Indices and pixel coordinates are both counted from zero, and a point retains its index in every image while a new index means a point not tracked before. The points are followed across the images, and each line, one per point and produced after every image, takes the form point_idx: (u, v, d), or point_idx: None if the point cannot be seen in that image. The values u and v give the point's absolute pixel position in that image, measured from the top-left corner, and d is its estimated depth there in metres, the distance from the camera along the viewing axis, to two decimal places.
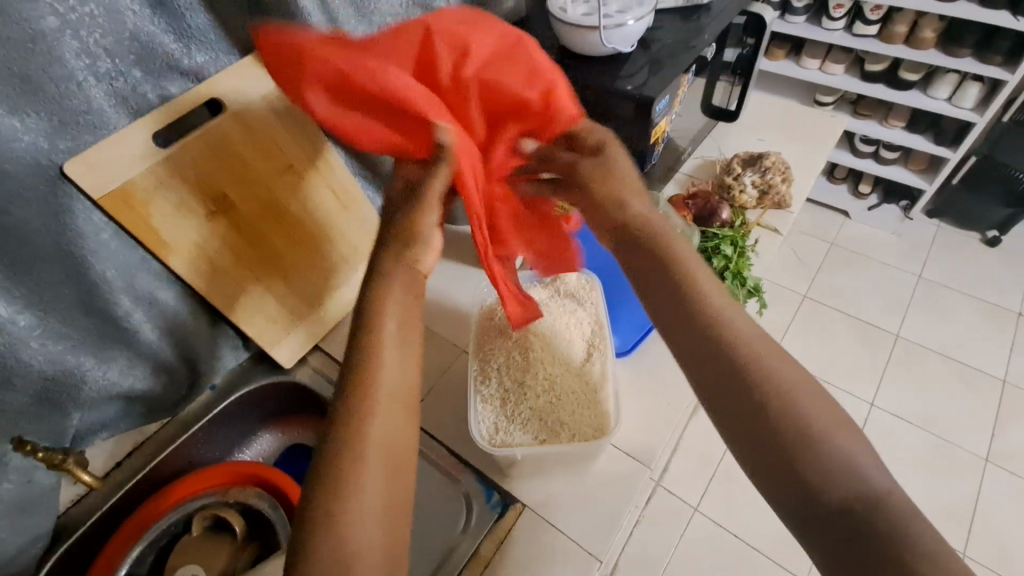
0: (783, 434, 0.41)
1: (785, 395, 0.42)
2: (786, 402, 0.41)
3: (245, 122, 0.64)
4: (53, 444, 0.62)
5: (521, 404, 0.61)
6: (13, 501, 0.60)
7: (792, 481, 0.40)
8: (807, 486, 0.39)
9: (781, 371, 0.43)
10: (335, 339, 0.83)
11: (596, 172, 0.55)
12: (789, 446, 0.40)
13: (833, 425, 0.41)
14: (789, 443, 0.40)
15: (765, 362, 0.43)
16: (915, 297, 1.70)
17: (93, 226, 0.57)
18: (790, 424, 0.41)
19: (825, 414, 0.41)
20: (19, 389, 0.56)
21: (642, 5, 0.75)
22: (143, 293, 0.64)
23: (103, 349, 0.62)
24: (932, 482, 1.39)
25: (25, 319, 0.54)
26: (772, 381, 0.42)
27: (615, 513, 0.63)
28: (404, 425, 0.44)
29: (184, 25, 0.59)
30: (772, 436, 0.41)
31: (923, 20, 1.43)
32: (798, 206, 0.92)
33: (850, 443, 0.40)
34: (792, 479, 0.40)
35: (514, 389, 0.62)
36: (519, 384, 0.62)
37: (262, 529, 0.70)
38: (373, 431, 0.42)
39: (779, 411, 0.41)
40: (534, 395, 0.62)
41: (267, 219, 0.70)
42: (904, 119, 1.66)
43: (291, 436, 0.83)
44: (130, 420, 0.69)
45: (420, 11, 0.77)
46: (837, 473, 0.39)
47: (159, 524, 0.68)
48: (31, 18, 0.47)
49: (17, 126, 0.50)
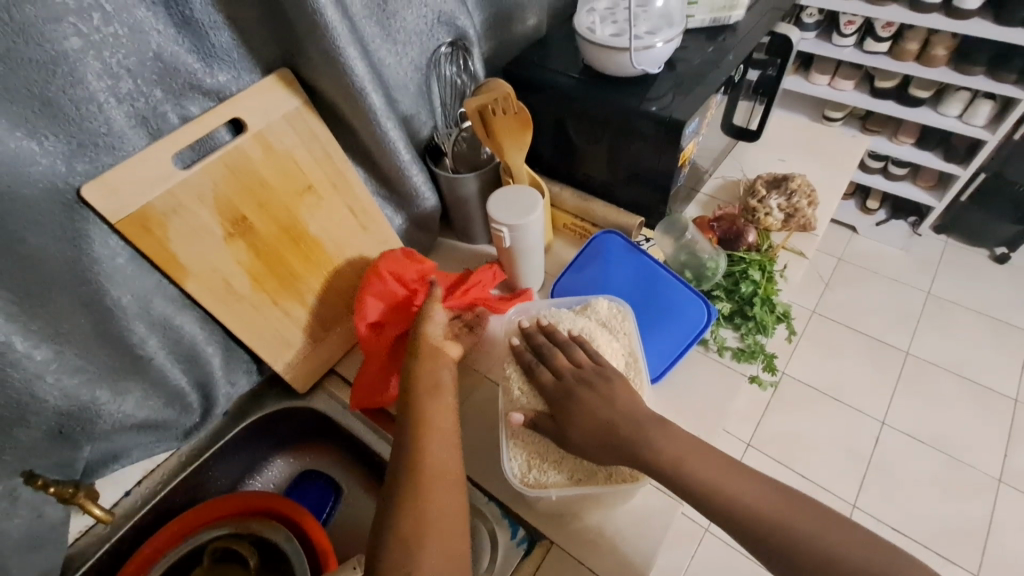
0: (784, 550, 0.47)
1: (768, 522, 0.49)
2: (779, 524, 0.48)
3: (265, 141, 0.63)
4: (63, 477, 0.59)
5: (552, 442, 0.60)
6: (20, 538, 0.57)
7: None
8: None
9: (750, 501, 0.50)
10: (351, 363, 0.80)
11: (572, 398, 0.58)
12: (792, 554, 0.47)
13: (816, 526, 0.48)
14: (793, 553, 0.47)
15: (731, 492, 0.50)
16: (924, 313, 1.69)
17: (108, 251, 0.55)
18: None
19: (795, 517, 0.48)
20: (34, 425, 0.54)
21: (671, 26, 0.74)
22: (159, 318, 0.61)
23: (119, 379, 0.60)
24: (945, 503, 1.37)
25: (42, 352, 0.52)
26: (748, 508, 0.50)
27: (648, 553, 0.60)
28: (454, 461, 0.54)
29: (208, 45, 0.57)
30: (777, 555, 0.48)
31: (935, 38, 1.43)
32: (823, 227, 0.90)
33: (828, 533, 0.47)
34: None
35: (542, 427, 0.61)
36: None
37: (274, 562, 0.67)
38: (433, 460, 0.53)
39: (780, 542, 0.48)
40: None
41: (286, 242, 0.68)
42: (913, 136, 1.66)
43: (305, 461, 0.81)
44: (143, 451, 0.66)
45: (444, 29, 0.76)
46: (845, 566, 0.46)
47: (168, 557, 0.65)
48: (53, 39, 0.45)
49: (35, 149, 0.48)
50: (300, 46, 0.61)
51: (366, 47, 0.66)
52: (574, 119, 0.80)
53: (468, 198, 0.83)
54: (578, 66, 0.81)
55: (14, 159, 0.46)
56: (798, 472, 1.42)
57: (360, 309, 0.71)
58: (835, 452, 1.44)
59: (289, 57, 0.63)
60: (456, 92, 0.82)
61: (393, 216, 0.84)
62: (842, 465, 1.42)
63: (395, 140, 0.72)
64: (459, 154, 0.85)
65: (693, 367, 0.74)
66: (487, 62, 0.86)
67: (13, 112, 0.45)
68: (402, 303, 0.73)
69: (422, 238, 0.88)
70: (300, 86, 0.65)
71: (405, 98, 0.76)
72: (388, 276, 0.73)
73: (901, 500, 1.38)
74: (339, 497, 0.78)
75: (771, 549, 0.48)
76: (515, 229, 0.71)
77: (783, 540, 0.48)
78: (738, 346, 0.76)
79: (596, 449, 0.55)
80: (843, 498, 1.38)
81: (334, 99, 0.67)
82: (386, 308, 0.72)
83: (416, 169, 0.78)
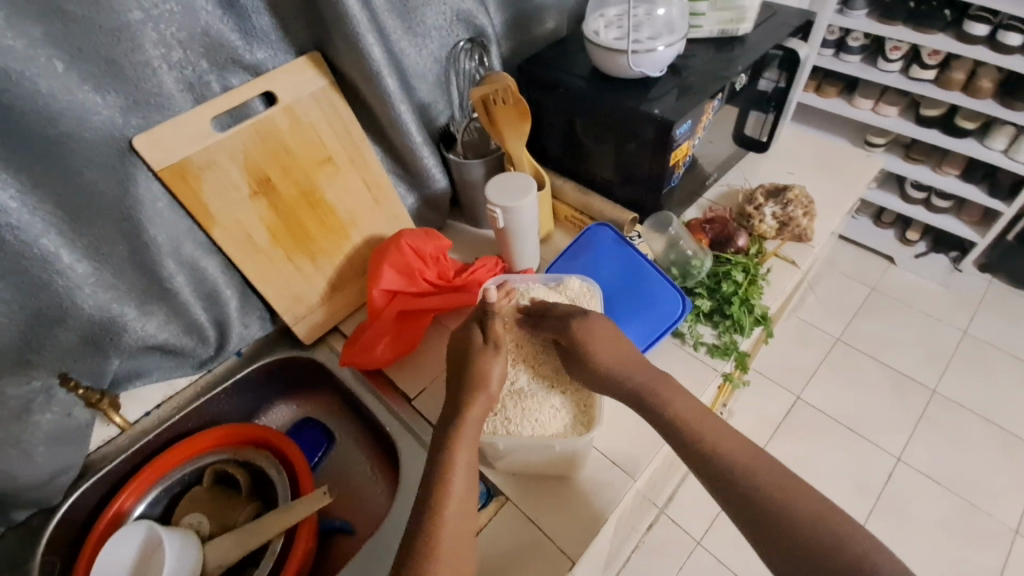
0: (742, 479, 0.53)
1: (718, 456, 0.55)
2: (739, 467, 0.54)
3: (293, 114, 0.71)
4: (93, 383, 0.70)
5: (504, 411, 0.63)
6: (52, 431, 0.67)
7: (789, 553, 0.49)
8: (798, 556, 0.49)
9: (721, 446, 0.55)
10: (354, 324, 0.87)
11: (584, 325, 0.63)
12: (738, 479, 0.53)
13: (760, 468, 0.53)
14: (745, 491, 0.52)
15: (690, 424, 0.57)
16: (956, 353, 1.62)
17: (151, 194, 0.64)
18: (779, 522, 0.50)
19: (747, 459, 0.54)
20: (70, 329, 0.65)
21: (673, 33, 0.78)
22: (187, 259, 0.70)
23: (145, 302, 0.69)
24: (959, 552, 1.30)
25: (83, 267, 0.63)
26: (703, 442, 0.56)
27: (595, 518, 0.65)
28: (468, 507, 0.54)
29: (248, 25, 0.66)
30: (738, 500, 0.53)
31: (981, 69, 1.39)
32: (820, 240, 0.91)
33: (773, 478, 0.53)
34: (767, 527, 0.51)
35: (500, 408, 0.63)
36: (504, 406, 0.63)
37: (266, 490, 0.76)
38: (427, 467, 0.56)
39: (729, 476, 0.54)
40: (520, 410, 0.62)
41: (303, 204, 0.76)
42: (958, 168, 1.59)
43: (304, 410, 0.89)
44: (163, 373, 0.76)
45: (463, 26, 0.83)
46: (793, 509, 0.50)
47: (175, 473, 0.75)
48: (119, 11, 0.55)
49: (98, 101, 0.58)
50: (329, 33, 0.70)
51: (388, 37, 0.74)
52: (580, 116, 0.85)
53: (475, 183, 0.90)
54: (589, 67, 0.86)
55: (80, 107, 0.56)
56: None
57: (377, 277, 0.78)
58: (841, 484, 1.40)
59: (319, 42, 0.72)
60: (473, 85, 0.89)
61: (406, 195, 0.91)
62: (847, 496, 1.39)
63: (408, 122, 0.79)
64: (470, 142, 0.91)
65: (664, 358, 0.78)
66: (505, 59, 0.93)
67: (83, 68, 0.55)
68: (415, 275, 0.80)
69: (432, 218, 0.95)
70: (328, 67, 0.73)
71: (423, 87, 0.83)
72: (408, 249, 0.80)
73: (907, 538, 1.33)
74: (332, 445, 0.85)
75: (728, 491, 0.53)
76: (509, 211, 0.77)
77: (743, 483, 0.53)
78: (714, 343, 0.79)
79: (597, 384, 0.62)
80: None
81: (356, 82, 0.75)
82: (400, 277, 0.80)
83: (428, 152, 0.85)
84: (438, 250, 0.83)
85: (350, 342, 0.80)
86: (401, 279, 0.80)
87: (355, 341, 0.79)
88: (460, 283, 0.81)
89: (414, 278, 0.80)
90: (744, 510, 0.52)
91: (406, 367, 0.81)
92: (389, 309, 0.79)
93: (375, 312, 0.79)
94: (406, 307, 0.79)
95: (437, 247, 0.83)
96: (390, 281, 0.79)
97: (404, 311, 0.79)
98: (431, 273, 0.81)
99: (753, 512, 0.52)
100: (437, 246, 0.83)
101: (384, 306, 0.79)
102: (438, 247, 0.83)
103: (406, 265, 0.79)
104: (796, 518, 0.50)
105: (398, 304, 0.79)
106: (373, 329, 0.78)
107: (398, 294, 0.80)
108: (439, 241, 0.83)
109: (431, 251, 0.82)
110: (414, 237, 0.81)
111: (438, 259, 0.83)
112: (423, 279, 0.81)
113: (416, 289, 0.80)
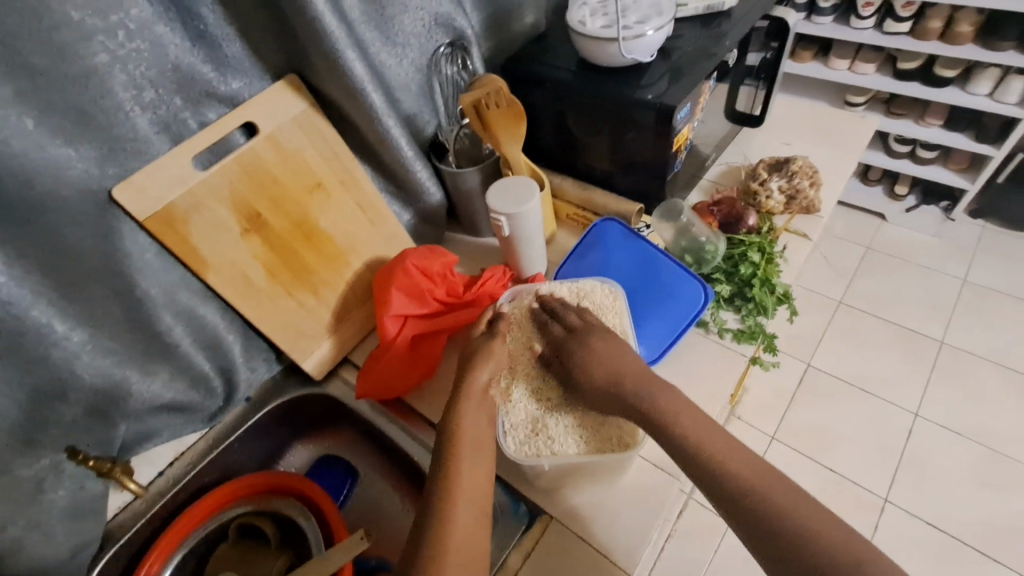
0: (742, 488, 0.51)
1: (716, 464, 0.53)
2: (738, 476, 0.52)
3: (277, 143, 0.68)
4: (103, 452, 0.66)
5: (546, 427, 0.61)
6: (66, 508, 0.63)
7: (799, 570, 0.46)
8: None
9: (717, 452, 0.54)
10: (364, 352, 0.83)
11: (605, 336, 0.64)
12: (739, 488, 0.51)
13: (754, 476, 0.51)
14: (744, 502, 0.50)
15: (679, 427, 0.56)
16: (959, 302, 1.62)
17: (138, 247, 0.60)
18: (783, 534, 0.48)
19: (758, 479, 0.51)
20: (73, 401, 0.61)
21: (660, 14, 0.75)
22: (184, 309, 0.66)
23: (147, 363, 0.66)
24: (989, 501, 1.30)
25: (78, 335, 0.59)
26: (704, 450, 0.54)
27: (645, 526, 0.63)
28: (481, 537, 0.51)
29: (220, 55, 0.62)
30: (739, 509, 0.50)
31: (959, 14, 1.37)
32: (828, 209, 0.90)
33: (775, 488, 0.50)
34: (771, 540, 0.48)
35: (541, 426, 0.61)
36: (543, 421, 0.61)
37: (296, 537, 0.72)
38: (460, 497, 0.53)
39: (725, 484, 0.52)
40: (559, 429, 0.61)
41: (297, 235, 0.72)
42: (941, 117, 1.59)
43: (323, 448, 0.85)
44: (173, 431, 0.72)
45: (442, 31, 0.80)
46: (796, 519, 0.48)
47: (198, 532, 0.71)
48: (84, 56, 0.51)
49: (72, 155, 0.54)
50: (305, 53, 0.66)
51: (367, 50, 0.71)
52: (572, 110, 0.82)
53: (472, 192, 0.86)
54: (575, 59, 0.83)
55: (54, 164, 0.52)
56: (824, 465, 1.37)
57: (388, 304, 0.75)
58: (864, 446, 1.40)
59: (295, 64, 0.68)
60: (457, 91, 0.85)
61: (401, 213, 0.88)
62: (871, 458, 1.38)
63: (397, 137, 0.76)
64: (462, 150, 0.89)
65: (691, 350, 0.76)
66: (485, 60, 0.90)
67: (52, 122, 0.51)
68: (425, 296, 0.77)
69: (430, 233, 0.92)
70: (307, 90, 0.70)
71: (407, 98, 0.80)
72: (415, 270, 0.77)
73: (935, 492, 1.32)
74: (356, 481, 0.82)
75: (729, 502, 0.51)
76: (514, 217, 0.74)
77: (741, 493, 0.51)
78: (739, 328, 0.77)
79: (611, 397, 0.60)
80: (874, 492, 1.33)
81: (339, 101, 0.72)
82: (410, 300, 0.77)
83: (420, 165, 0.82)
84: (444, 266, 0.80)
85: (365, 371, 0.76)
86: (411, 302, 0.77)
87: (371, 370, 0.75)
88: (471, 298, 0.78)
89: (424, 299, 0.77)
90: (745, 522, 0.50)
91: (424, 392, 0.77)
92: (404, 333, 0.75)
93: (388, 339, 0.75)
94: (419, 330, 0.76)
95: (443, 264, 0.80)
96: (400, 305, 0.76)
97: (417, 333, 0.76)
98: (441, 292, 0.78)
99: (756, 524, 0.49)
100: (443, 263, 0.80)
101: (399, 330, 0.75)
102: (444, 264, 0.80)
103: (414, 286, 0.76)
104: (811, 545, 0.47)
105: (410, 327, 0.76)
106: (388, 356, 0.74)
107: (409, 318, 0.77)
108: (445, 258, 0.80)
109: (438, 268, 0.79)
110: (418, 256, 0.78)
111: (446, 276, 0.80)
112: (433, 298, 0.77)
113: (427, 309, 0.77)
